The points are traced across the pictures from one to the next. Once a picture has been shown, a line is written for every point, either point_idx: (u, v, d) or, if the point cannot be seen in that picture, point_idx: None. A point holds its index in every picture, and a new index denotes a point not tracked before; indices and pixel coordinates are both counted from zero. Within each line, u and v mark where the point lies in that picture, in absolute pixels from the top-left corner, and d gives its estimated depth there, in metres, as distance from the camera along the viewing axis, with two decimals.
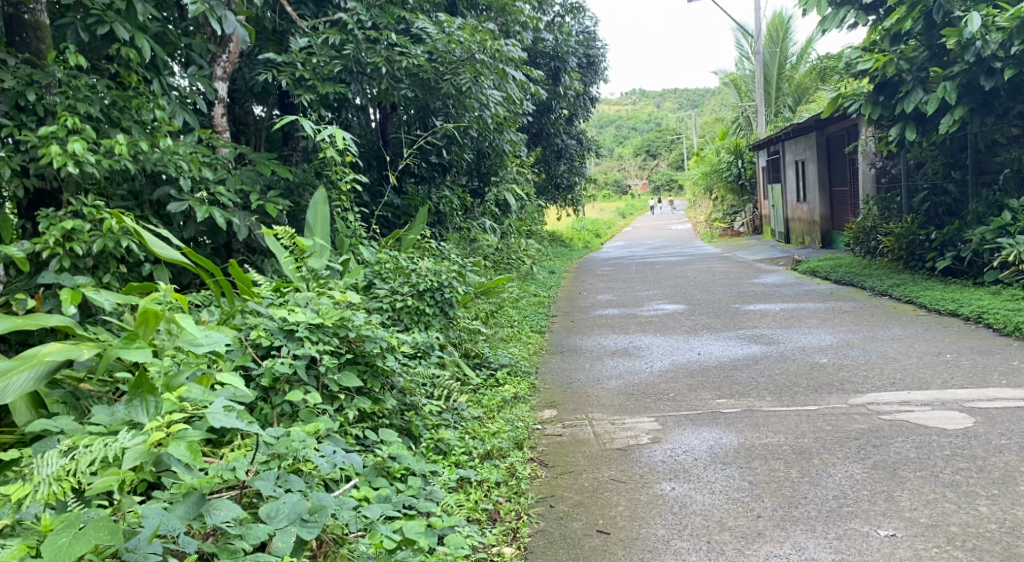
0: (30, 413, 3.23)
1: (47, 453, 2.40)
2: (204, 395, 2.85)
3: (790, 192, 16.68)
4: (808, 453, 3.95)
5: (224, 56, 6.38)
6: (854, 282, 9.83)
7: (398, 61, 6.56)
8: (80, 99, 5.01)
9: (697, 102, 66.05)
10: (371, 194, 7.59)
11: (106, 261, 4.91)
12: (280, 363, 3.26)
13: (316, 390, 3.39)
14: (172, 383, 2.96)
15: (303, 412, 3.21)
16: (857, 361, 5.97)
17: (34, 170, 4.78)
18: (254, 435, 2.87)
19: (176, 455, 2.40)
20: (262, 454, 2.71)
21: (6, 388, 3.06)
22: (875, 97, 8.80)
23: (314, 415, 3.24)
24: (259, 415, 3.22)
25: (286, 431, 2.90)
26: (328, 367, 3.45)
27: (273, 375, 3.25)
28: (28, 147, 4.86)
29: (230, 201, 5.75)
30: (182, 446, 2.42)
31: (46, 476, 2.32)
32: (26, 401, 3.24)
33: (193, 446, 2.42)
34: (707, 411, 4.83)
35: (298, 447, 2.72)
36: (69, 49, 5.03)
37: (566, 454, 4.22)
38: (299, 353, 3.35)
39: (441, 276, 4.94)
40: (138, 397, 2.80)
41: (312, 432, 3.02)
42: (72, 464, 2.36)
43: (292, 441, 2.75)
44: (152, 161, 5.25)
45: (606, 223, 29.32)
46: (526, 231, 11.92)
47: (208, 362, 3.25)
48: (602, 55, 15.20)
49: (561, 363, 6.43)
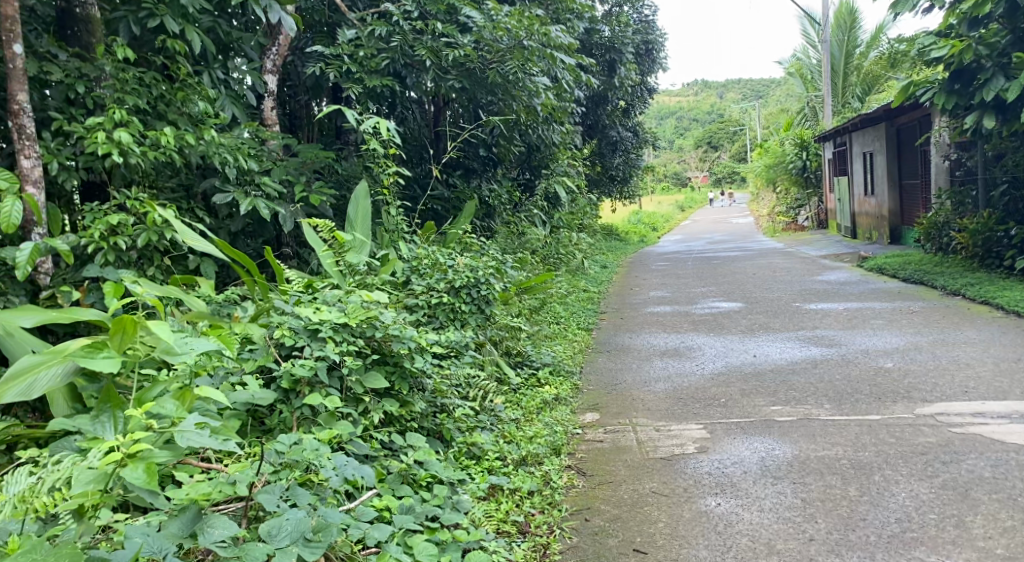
0: (68, 407, 3.17)
1: (19, 473, 2.42)
2: (177, 410, 2.64)
3: (857, 184, 16.09)
4: (869, 469, 3.66)
5: (274, 49, 6.30)
6: (925, 281, 9.35)
7: (445, 50, 6.38)
8: (128, 93, 4.94)
9: (762, 93, 64.63)
10: (418, 186, 7.44)
11: (148, 254, 4.83)
12: (300, 364, 3.08)
13: (339, 393, 3.21)
14: (144, 397, 2.77)
15: (323, 416, 3.04)
16: (926, 367, 5.61)
17: (82, 163, 4.71)
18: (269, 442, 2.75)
19: (134, 477, 2.25)
20: (272, 464, 2.59)
21: (33, 384, 2.98)
22: (951, 85, 8.31)
23: (335, 419, 3.07)
24: (278, 421, 3.06)
25: (301, 438, 2.76)
26: (351, 368, 3.26)
27: (293, 377, 3.09)
28: (77, 140, 4.81)
29: (275, 191, 5.57)
30: (138, 469, 2.27)
31: (10, 496, 2.32)
32: (63, 394, 3.16)
33: (152, 466, 2.27)
34: (759, 419, 4.55)
35: (310, 456, 2.57)
36: (118, 42, 4.96)
37: (605, 462, 4.00)
38: (320, 354, 3.17)
39: (478, 272, 4.73)
40: (106, 412, 2.66)
41: (329, 439, 2.84)
42: (35, 486, 2.33)
43: (304, 450, 2.62)
44: (196, 153, 5.13)
45: (663, 215, 28.84)
46: (578, 225, 11.68)
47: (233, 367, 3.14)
48: (661, 44, 14.85)
49: (607, 363, 6.19)
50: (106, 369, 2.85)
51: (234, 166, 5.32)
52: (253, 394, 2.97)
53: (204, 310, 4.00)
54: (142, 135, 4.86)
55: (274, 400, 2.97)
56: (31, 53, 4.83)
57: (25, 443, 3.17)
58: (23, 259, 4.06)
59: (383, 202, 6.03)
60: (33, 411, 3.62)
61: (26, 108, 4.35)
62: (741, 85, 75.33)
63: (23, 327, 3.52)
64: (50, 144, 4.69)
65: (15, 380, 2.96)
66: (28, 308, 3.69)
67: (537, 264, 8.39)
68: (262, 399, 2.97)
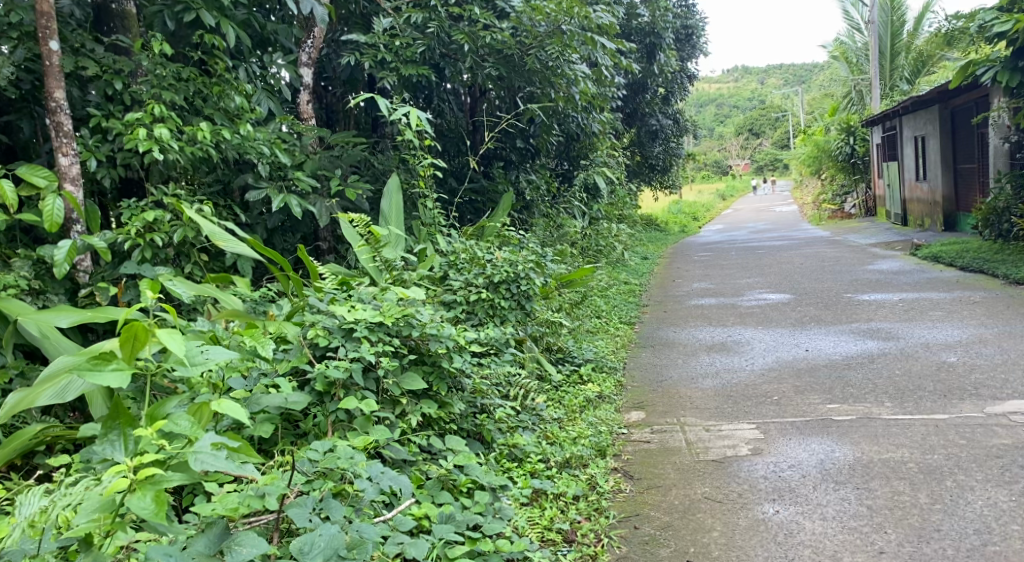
0: (109, 406, 3.02)
1: (32, 493, 2.36)
2: (192, 426, 2.47)
3: (907, 170, 15.63)
4: (939, 474, 3.43)
5: (310, 42, 6.05)
6: (983, 269, 9.00)
7: (483, 36, 6.23)
8: (165, 88, 4.84)
9: (804, 79, 63.47)
10: (456, 178, 7.29)
11: (186, 251, 4.73)
12: (334, 367, 2.91)
13: (375, 397, 3.04)
14: (156, 413, 2.54)
15: (359, 420, 2.87)
16: (991, 363, 5.35)
17: (121, 159, 4.61)
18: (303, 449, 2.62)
19: (141, 506, 2.10)
20: (305, 473, 2.45)
21: (66, 386, 2.88)
22: (1016, 62, 8.19)
23: (371, 423, 2.90)
24: (312, 424, 2.90)
25: (336, 444, 2.62)
26: (387, 370, 3.09)
27: (326, 379, 2.92)
28: (115, 137, 4.71)
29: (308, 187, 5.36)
30: (145, 498, 2.11)
31: (21, 518, 2.25)
32: (104, 394, 3.04)
33: (160, 496, 2.11)
34: (815, 418, 4.32)
35: (344, 465, 2.43)
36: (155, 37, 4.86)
37: (653, 465, 3.81)
38: (354, 354, 3.00)
39: (518, 266, 4.57)
40: (116, 430, 2.41)
41: (365, 446, 2.69)
42: (47, 507, 2.26)
43: (338, 458, 2.48)
44: (232, 148, 5.01)
45: (702, 205, 28.40)
46: (618, 215, 11.45)
47: (266, 371, 2.99)
48: (702, 30, 14.53)
49: (651, 358, 5.97)
50: (112, 384, 2.61)
51: (268, 160, 5.18)
52: (287, 398, 2.80)
53: (238, 308, 3.88)
54: (179, 129, 4.75)
55: (306, 405, 2.81)
56: (69, 49, 4.76)
57: (62, 445, 3.08)
58: (61, 257, 3.98)
59: (421, 194, 5.89)
60: (73, 411, 3.55)
61: (63, 106, 4.25)
62: (781, 71, 74.11)
63: (58, 327, 3.41)
64: (89, 141, 4.62)
65: (48, 383, 2.88)
66: (64, 308, 3.58)
67: (577, 256, 8.20)
68: (295, 400, 2.81)
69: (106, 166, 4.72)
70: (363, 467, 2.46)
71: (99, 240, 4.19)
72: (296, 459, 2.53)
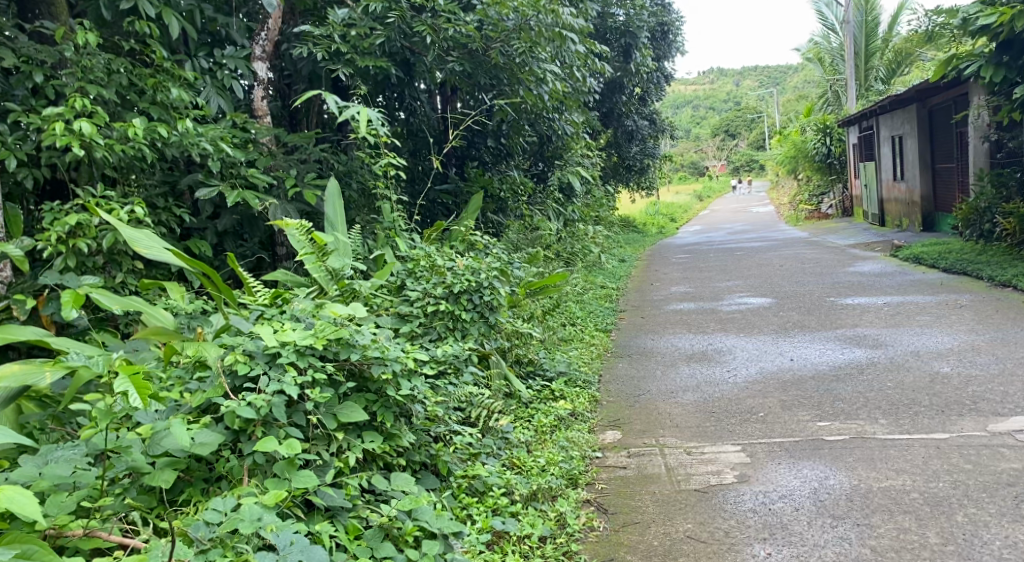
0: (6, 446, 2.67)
1: None
2: None
3: (885, 170, 15.39)
4: (946, 507, 3.10)
5: (263, 33, 5.42)
6: (968, 271, 8.72)
7: (446, 29, 5.79)
8: (92, 81, 4.34)
9: (778, 80, 63.71)
10: (422, 179, 6.83)
11: (117, 258, 4.17)
12: (246, 404, 2.51)
13: (302, 435, 2.64)
14: None
15: (278, 465, 2.49)
16: (988, 374, 5.02)
17: (45, 159, 4.11)
18: (202, 508, 2.35)
19: None
20: (200, 542, 2.17)
21: None
22: (1000, 57, 7.92)
23: (295, 467, 2.52)
24: (224, 468, 2.51)
25: (240, 501, 2.34)
26: (317, 402, 2.70)
27: (239, 418, 2.53)
28: (37, 133, 4.21)
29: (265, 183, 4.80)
30: None
31: None
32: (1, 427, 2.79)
33: None
34: (805, 439, 3.95)
35: (247, 531, 2.16)
36: (84, 27, 4.39)
37: (631, 496, 3.42)
38: (275, 385, 2.59)
39: (480, 275, 4.21)
40: None
41: (280, 500, 2.35)
42: None
43: (242, 520, 2.20)
44: (172, 148, 4.48)
45: (679, 206, 28.14)
46: (595, 217, 11.09)
47: (179, 416, 2.55)
48: (678, 27, 14.19)
49: (628, 370, 5.58)
50: None
51: (217, 156, 4.60)
52: (193, 438, 2.43)
53: (169, 323, 3.42)
54: (108, 128, 4.25)
55: (215, 450, 2.43)
56: None
57: None
58: None
59: (381, 195, 5.46)
60: None
61: None
62: (754, 73, 74.38)
63: None
64: (7, 138, 4.12)
65: None
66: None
67: (551, 260, 7.83)
68: (203, 442, 2.42)
69: (28, 165, 4.20)
70: (268, 533, 2.16)
71: (13, 247, 3.65)
72: (193, 521, 2.24)
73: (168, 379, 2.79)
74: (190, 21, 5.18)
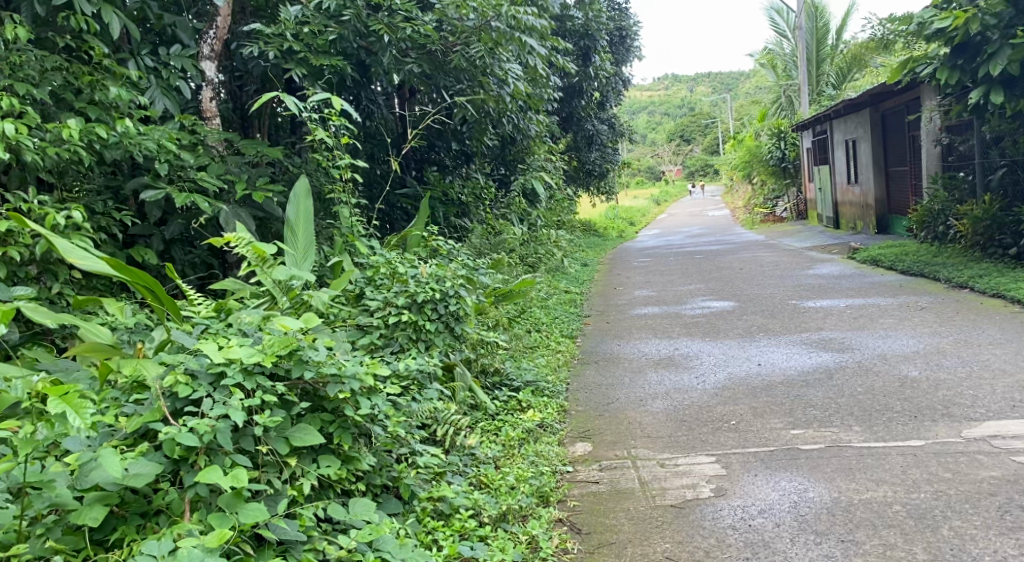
0: None
1: None
2: None
3: (839, 173, 15.51)
4: (931, 520, 3.00)
5: (212, 31, 5.16)
6: (925, 273, 8.74)
7: (402, 30, 5.57)
8: (23, 79, 4.05)
9: (730, 86, 64.49)
10: (380, 182, 6.60)
11: (52, 267, 3.87)
12: (185, 432, 2.33)
13: (250, 463, 2.45)
14: None
15: (223, 497, 2.31)
16: (957, 377, 4.96)
17: None
18: (137, 548, 2.16)
19: None
20: None
21: None
22: (954, 60, 7.83)
23: (241, 499, 2.33)
24: (162, 502, 2.32)
25: (177, 543, 2.16)
26: (266, 426, 2.51)
27: (178, 447, 2.34)
28: None
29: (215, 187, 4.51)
30: None
31: None
32: None
33: None
34: (780, 448, 3.83)
35: None
36: (16, 22, 4.11)
37: (604, 513, 3.26)
38: (219, 409, 2.41)
39: (445, 283, 4.02)
40: None
41: (223, 539, 2.17)
42: None
43: None
44: (112, 150, 4.21)
45: (636, 210, 28.20)
46: (557, 221, 10.96)
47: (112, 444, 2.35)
48: (636, 32, 14.14)
49: (596, 378, 5.42)
50: None
51: (164, 157, 4.33)
52: (126, 469, 2.26)
53: (106, 338, 3.14)
54: (40, 129, 3.96)
55: (151, 482, 2.25)
56: None
57: None
58: None
59: (337, 199, 5.23)
60: None
61: None
62: (707, 79, 75.28)
63: None
64: None
65: None
66: None
67: (514, 266, 7.67)
68: (137, 473, 2.25)
69: None
70: None
71: None
72: None
73: (101, 402, 2.57)
74: (132, 18, 4.88)
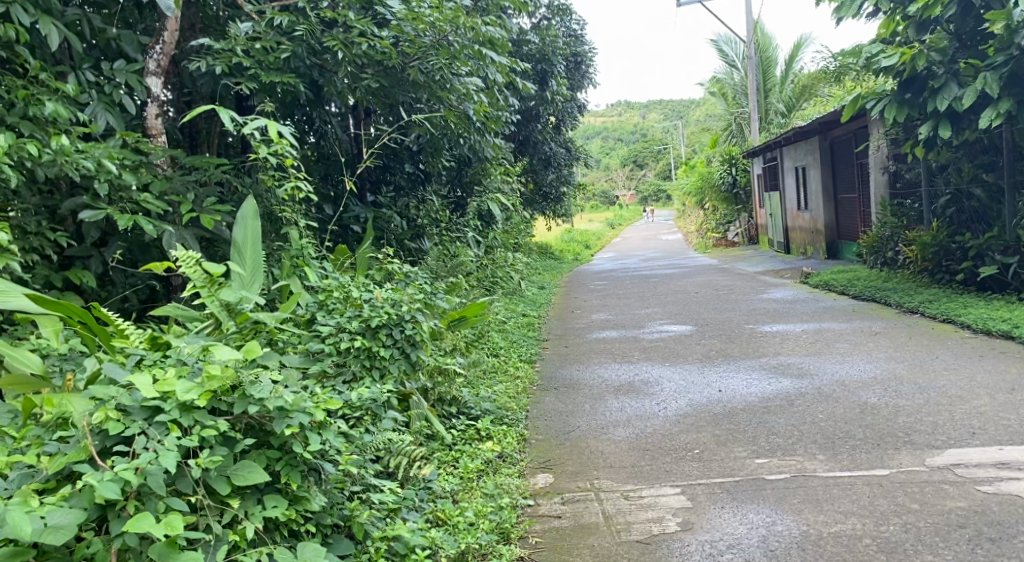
0: None
1: None
2: None
3: (789, 199, 15.70)
4: (901, 555, 2.92)
5: (160, 47, 4.93)
6: (877, 297, 8.82)
7: (357, 48, 5.41)
8: None
9: (682, 112, 65.43)
10: (334, 204, 6.43)
11: None
12: (111, 478, 2.17)
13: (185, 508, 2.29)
14: None
15: (153, 547, 2.15)
16: (916, 403, 4.94)
17: None
18: None
19: None
20: None
21: None
22: (903, 95, 7.67)
23: (175, 550, 2.17)
24: (85, 553, 2.15)
25: None
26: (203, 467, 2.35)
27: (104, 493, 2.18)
28: None
29: (159, 209, 4.31)
30: None
31: None
32: None
33: None
34: (745, 478, 3.73)
35: None
36: None
37: (567, 550, 3.13)
38: (150, 451, 2.25)
39: (400, 308, 3.87)
40: None
41: None
42: None
43: None
44: (45, 167, 3.97)
45: (591, 233, 28.29)
46: (514, 244, 10.84)
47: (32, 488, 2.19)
48: (591, 57, 14.20)
49: (555, 404, 5.29)
50: None
51: (104, 177, 4.12)
52: (45, 519, 2.10)
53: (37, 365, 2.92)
54: None
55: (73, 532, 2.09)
56: None
57: None
58: None
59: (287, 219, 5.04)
60: None
61: None
62: (659, 106, 76.32)
63: None
64: None
65: None
66: None
67: (472, 289, 7.53)
68: (56, 523, 2.09)
69: None
70: None
71: None
72: None
73: (23, 441, 2.39)
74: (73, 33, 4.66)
